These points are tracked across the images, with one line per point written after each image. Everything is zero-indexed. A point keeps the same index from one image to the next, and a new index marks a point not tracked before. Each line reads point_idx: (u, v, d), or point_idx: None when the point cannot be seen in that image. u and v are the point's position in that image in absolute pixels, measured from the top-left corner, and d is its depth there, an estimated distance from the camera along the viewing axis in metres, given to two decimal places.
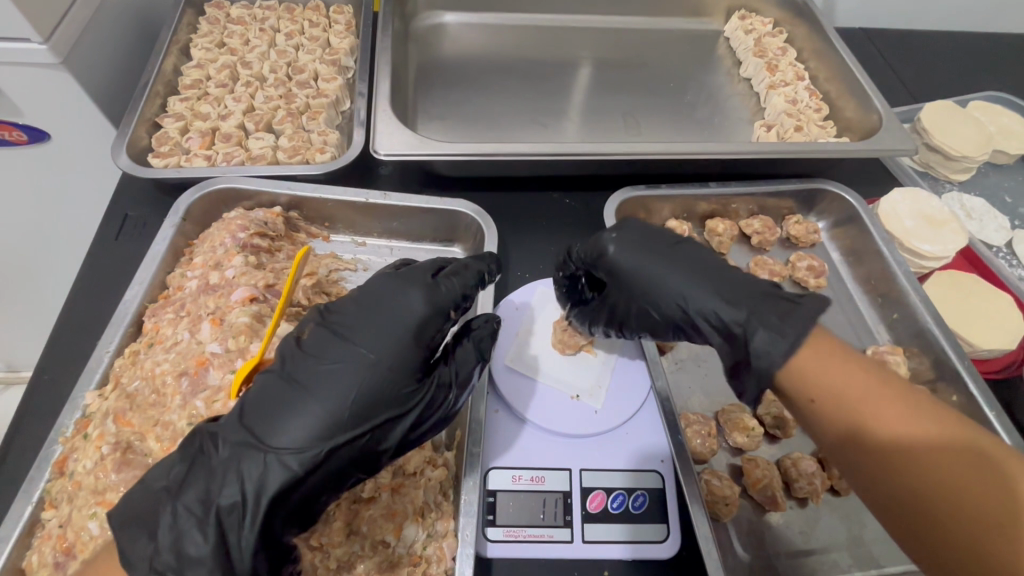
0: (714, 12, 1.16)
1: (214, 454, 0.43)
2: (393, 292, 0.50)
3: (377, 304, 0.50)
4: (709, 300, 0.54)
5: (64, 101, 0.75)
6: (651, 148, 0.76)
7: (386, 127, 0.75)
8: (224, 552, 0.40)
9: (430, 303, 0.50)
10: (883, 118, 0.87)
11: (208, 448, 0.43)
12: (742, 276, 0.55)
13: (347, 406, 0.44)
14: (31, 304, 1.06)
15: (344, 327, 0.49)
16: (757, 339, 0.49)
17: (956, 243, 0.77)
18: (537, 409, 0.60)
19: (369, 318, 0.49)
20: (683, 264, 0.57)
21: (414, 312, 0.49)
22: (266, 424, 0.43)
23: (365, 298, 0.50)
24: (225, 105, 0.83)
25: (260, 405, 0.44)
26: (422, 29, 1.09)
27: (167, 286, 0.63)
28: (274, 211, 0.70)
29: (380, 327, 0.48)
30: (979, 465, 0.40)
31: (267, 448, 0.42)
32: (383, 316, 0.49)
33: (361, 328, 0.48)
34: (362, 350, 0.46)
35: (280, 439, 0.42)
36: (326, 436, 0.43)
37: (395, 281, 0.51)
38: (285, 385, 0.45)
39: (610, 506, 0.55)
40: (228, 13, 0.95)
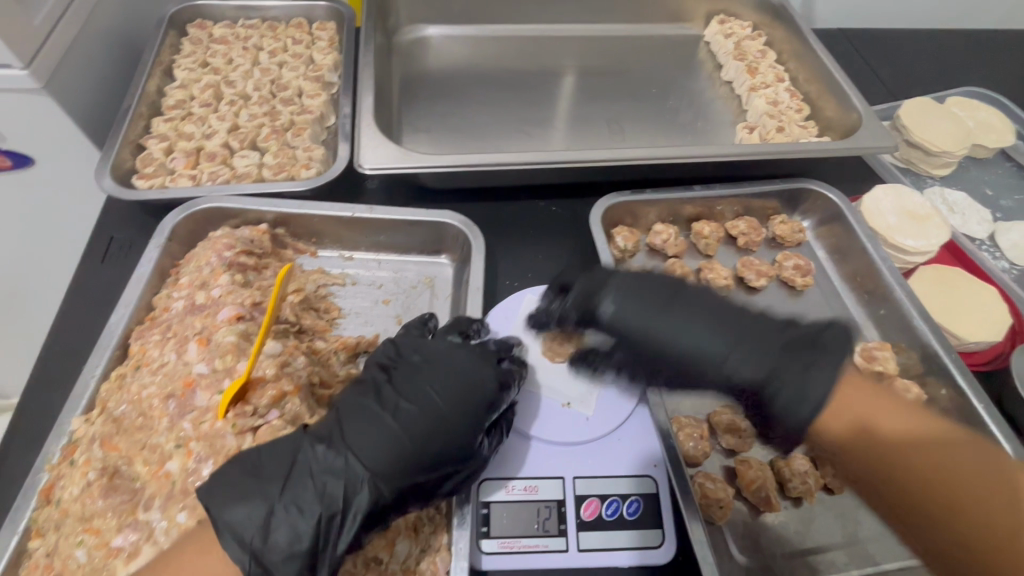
0: (694, 17, 1.18)
1: (316, 462, 0.47)
2: (473, 358, 0.55)
3: (456, 364, 0.55)
4: (730, 360, 0.53)
5: (46, 125, 0.75)
6: (634, 154, 0.77)
7: (370, 140, 0.75)
8: (318, 550, 0.45)
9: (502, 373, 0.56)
10: (862, 116, 0.88)
11: (310, 454, 0.47)
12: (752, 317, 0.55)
13: (428, 452, 0.49)
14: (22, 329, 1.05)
15: (423, 380, 0.53)
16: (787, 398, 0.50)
17: (939, 237, 0.77)
18: (529, 419, 0.61)
19: (445, 377, 0.54)
20: (692, 317, 0.55)
21: (491, 379, 0.54)
22: (362, 450, 0.48)
23: (450, 355, 0.56)
24: (209, 124, 0.83)
25: (356, 430, 0.49)
26: (406, 43, 1.09)
27: (153, 308, 0.63)
28: (260, 228, 0.70)
29: (458, 389, 0.53)
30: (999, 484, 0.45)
31: (365, 471, 0.47)
32: (460, 377, 0.54)
33: (441, 382, 0.53)
34: (441, 405, 0.52)
35: (378, 465, 0.48)
36: (407, 472, 0.48)
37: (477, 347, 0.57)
38: (371, 418, 0.50)
39: (604, 513, 0.55)
40: (210, 33, 0.96)
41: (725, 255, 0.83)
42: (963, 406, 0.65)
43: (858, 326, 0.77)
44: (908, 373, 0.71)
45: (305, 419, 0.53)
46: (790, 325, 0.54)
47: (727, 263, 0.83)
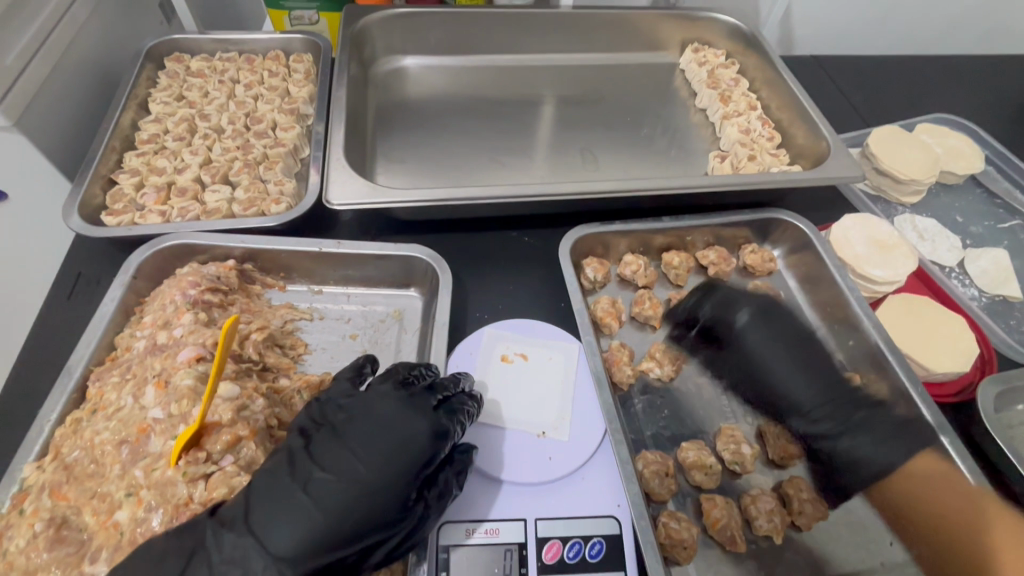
0: (669, 45, 1.19)
1: (215, 549, 0.44)
2: (402, 412, 0.52)
3: (383, 421, 0.51)
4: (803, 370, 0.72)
5: (18, 160, 0.75)
6: (603, 187, 0.78)
7: (340, 176, 0.76)
8: None
9: (437, 428, 0.52)
10: (830, 146, 0.89)
11: (211, 540, 0.44)
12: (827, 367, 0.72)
13: (345, 523, 0.46)
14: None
15: (343, 439, 0.50)
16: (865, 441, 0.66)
17: (907, 266, 0.78)
18: (492, 458, 0.60)
19: (370, 436, 0.50)
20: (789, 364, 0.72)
21: (422, 436, 0.51)
22: (267, 528, 0.45)
23: (375, 411, 0.52)
24: (182, 158, 0.84)
25: (264, 506, 0.46)
26: (383, 74, 1.11)
27: (115, 347, 0.63)
28: (227, 264, 0.70)
29: (383, 449, 0.50)
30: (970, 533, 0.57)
31: (269, 552, 0.44)
32: (384, 436, 0.50)
33: (365, 442, 0.50)
34: (362, 469, 0.48)
35: (283, 544, 0.44)
36: (320, 551, 0.45)
37: (404, 399, 0.53)
38: (276, 495, 0.46)
39: (566, 556, 0.54)
40: (187, 66, 0.97)
41: (696, 284, 0.84)
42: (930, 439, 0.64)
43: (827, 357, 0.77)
44: None
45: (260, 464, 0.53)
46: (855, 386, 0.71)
47: None
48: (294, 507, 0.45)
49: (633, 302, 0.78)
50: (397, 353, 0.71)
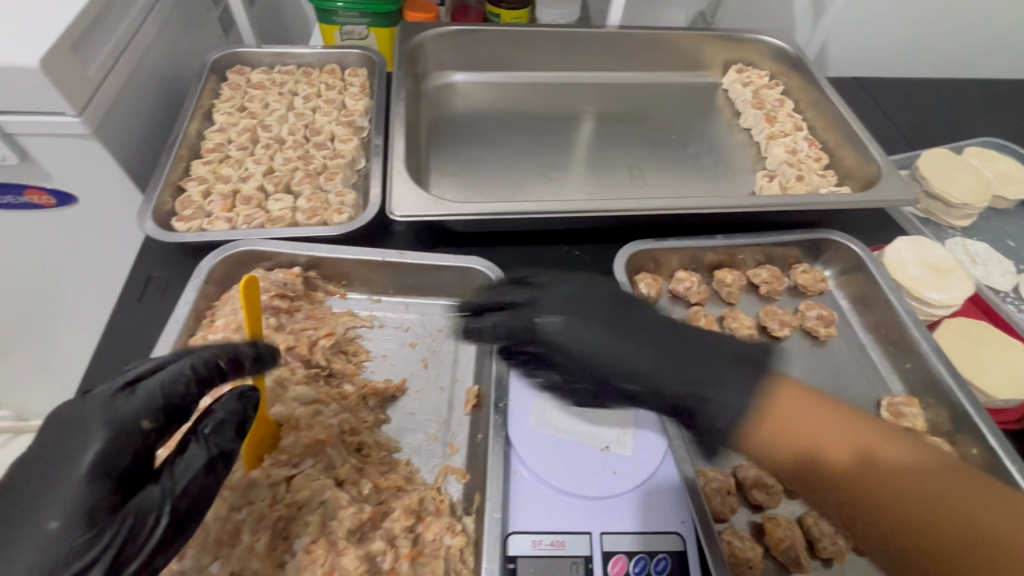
0: (711, 65, 1.20)
1: None
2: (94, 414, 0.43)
3: (49, 441, 0.42)
4: None
5: (94, 166, 0.79)
6: (657, 205, 0.79)
7: (402, 188, 0.78)
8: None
9: (110, 428, 0.42)
10: (882, 168, 0.90)
11: None
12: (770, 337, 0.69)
13: (51, 557, 0.39)
14: (53, 346, 1.09)
15: (43, 459, 0.42)
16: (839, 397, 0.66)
17: (964, 291, 0.78)
18: (556, 470, 0.60)
19: (60, 454, 0.42)
20: None
21: (86, 442, 0.41)
22: None
23: (66, 419, 0.43)
24: (245, 167, 0.87)
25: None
26: (433, 89, 1.13)
27: (189, 349, 0.65)
28: (293, 272, 0.72)
29: (56, 472, 0.41)
30: (912, 482, 0.42)
31: None
32: (57, 452, 0.42)
33: (53, 460, 0.41)
34: (37, 498, 0.40)
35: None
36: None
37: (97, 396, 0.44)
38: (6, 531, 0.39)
39: (632, 571, 0.55)
40: (248, 79, 1.00)
41: (747, 303, 0.84)
42: (994, 465, 0.64)
43: (884, 380, 0.76)
44: (937, 430, 0.71)
45: (337, 467, 0.57)
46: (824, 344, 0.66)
47: (749, 311, 0.83)
48: (38, 544, 0.39)
49: (687, 319, 0.79)
50: (456, 362, 0.72)
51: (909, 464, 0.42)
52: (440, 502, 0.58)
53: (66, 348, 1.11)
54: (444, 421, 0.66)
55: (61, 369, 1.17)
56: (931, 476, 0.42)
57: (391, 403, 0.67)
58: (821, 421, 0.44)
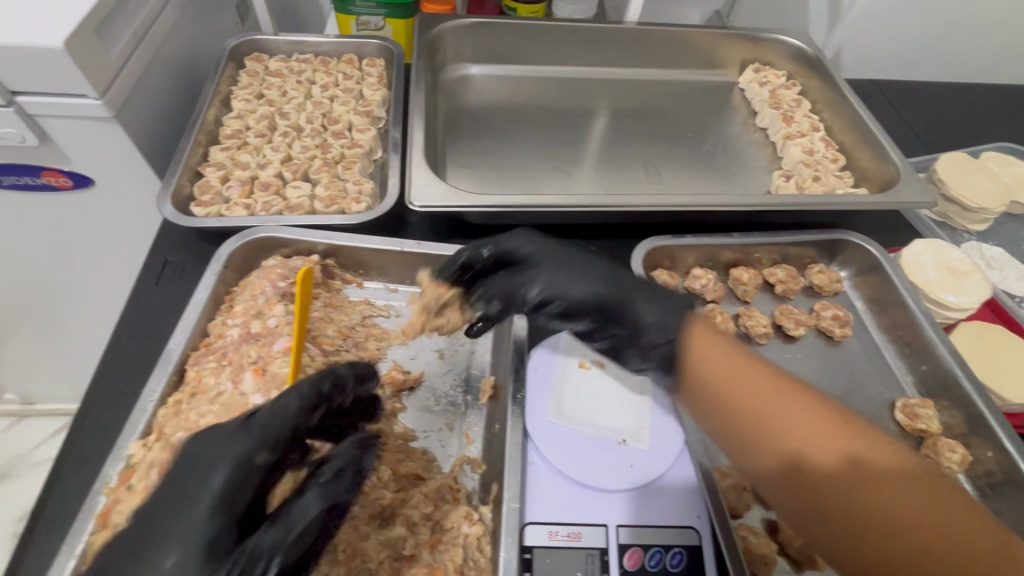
0: (729, 64, 1.20)
1: None
2: (206, 453, 0.45)
3: (202, 460, 0.44)
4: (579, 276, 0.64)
5: (113, 149, 0.79)
6: (676, 201, 0.79)
7: (421, 178, 0.78)
8: None
9: (253, 448, 0.44)
10: (900, 169, 0.89)
11: None
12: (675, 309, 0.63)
13: (184, 575, 0.39)
14: (64, 327, 1.10)
15: (191, 473, 0.44)
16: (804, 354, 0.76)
17: (981, 293, 0.78)
18: (572, 462, 0.60)
19: (205, 471, 0.44)
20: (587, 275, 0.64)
21: (228, 460, 0.44)
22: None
23: (189, 462, 0.45)
24: (263, 154, 0.87)
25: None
26: (449, 81, 1.13)
27: (208, 334, 0.65)
28: (312, 259, 0.72)
29: (202, 487, 0.43)
30: (847, 475, 0.48)
31: None
32: (207, 470, 0.44)
33: (201, 473, 0.44)
34: (183, 512, 0.42)
35: None
36: None
37: (208, 438, 0.46)
38: (159, 536, 0.42)
39: (648, 563, 0.55)
40: (266, 66, 1.00)
41: (762, 302, 0.84)
42: (1009, 469, 0.64)
43: (898, 381, 0.76)
44: (951, 433, 0.71)
45: None
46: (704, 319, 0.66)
47: (764, 310, 0.83)
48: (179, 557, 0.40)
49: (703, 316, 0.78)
50: (471, 353, 0.71)
51: (851, 456, 0.49)
52: (456, 490, 0.58)
53: (77, 330, 1.11)
54: (459, 412, 0.66)
55: (71, 350, 1.17)
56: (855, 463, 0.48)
57: (406, 393, 0.66)
58: (816, 426, 0.51)
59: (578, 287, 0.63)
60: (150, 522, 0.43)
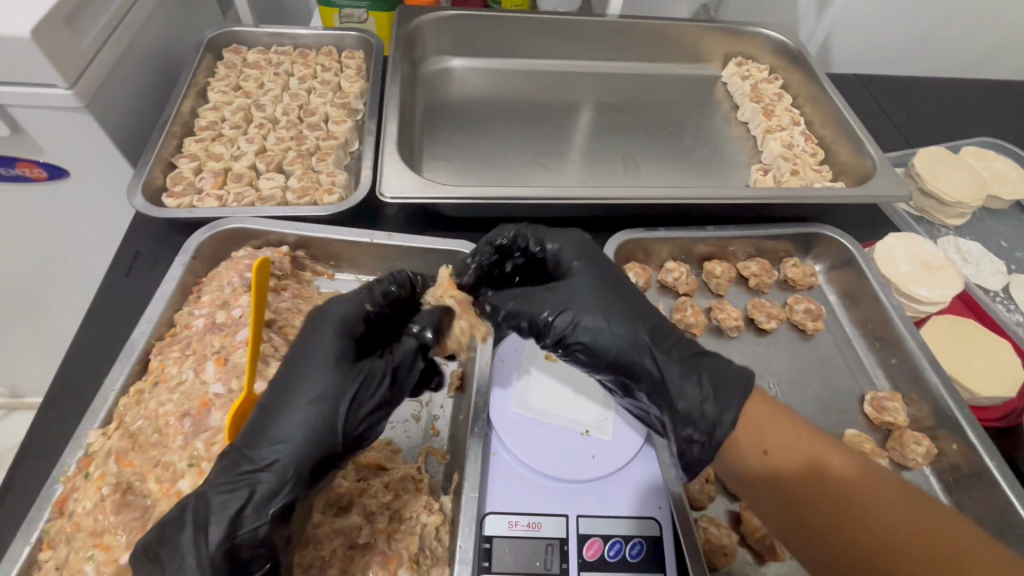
0: (712, 58, 1.20)
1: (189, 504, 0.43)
2: (324, 317, 0.52)
3: (304, 337, 0.51)
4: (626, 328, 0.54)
5: (85, 140, 0.78)
6: (649, 194, 0.78)
7: (393, 170, 0.78)
8: None
9: (352, 313, 0.53)
10: (877, 163, 0.89)
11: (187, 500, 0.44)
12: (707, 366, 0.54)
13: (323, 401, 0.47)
14: (42, 319, 1.09)
15: (294, 349, 0.50)
16: (691, 387, 0.52)
17: (953, 289, 0.78)
18: (534, 452, 0.60)
19: (312, 338, 0.51)
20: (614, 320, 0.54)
21: (331, 321, 0.52)
22: (250, 444, 0.45)
23: (308, 326, 0.52)
24: (238, 146, 0.87)
25: (248, 431, 0.46)
26: (430, 74, 1.13)
27: (174, 324, 0.65)
28: (281, 250, 0.72)
29: (313, 348, 0.50)
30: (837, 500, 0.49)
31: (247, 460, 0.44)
32: (313, 338, 0.50)
33: (305, 344, 0.50)
34: (300, 370, 0.48)
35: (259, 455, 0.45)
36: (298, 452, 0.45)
37: (320, 310, 0.53)
38: (275, 401, 0.47)
39: (607, 554, 0.55)
40: (244, 58, 1.00)
41: (736, 295, 0.84)
42: (973, 462, 0.64)
43: (868, 374, 0.77)
44: (919, 426, 0.71)
45: None
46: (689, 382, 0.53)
47: (737, 303, 0.83)
48: (307, 398, 0.47)
49: (675, 309, 0.78)
50: None
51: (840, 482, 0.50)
52: (419, 481, 0.57)
53: (57, 322, 1.11)
54: (425, 402, 0.66)
55: (52, 343, 1.17)
56: (867, 487, 0.49)
57: None
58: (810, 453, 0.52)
59: (610, 339, 0.53)
60: (264, 398, 0.48)
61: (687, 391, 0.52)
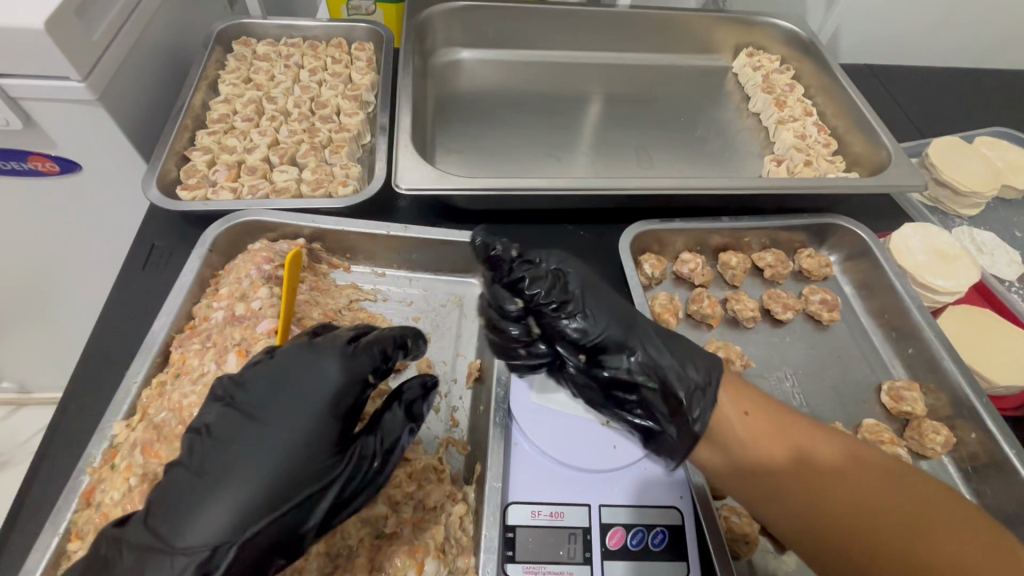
0: (722, 48, 1.19)
1: (119, 561, 0.41)
2: (305, 364, 0.49)
3: (273, 391, 0.48)
4: (611, 320, 0.56)
5: (97, 132, 0.78)
6: (666, 184, 0.78)
7: (408, 162, 0.77)
8: None
9: (347, 373, 0.49)
10: (891, 154, 0.89)
11: (115, 554, 0.41)
12: (691, 354, 0.55)
13: (284, 469, 0.44)
14: (53, 315, 1.09)
15: (255, 409, 0.47)
16: (681, 375, 0.54)
17: (969, 278, 0.78)
18: (555, 442, 0.60)
19: (280, 389, 0.48)
20: (601, 310, 0.56)
21: (329, 385, 0.48)
22: (175, 520, 0.41)
23: (279, 374, 0.48)
24: (250, 139, 0.86)
25: (167, 500, 0.42)
26: (439, 65, 1.12)
27: (193, 317, 0.64)
28: (298, 243, 0.72)
29: (286, 415, 0.46)
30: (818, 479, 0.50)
31: (174, 545, 0.40)
32: (282, 400, 0.47)
33: (271, 409, 0.47)
34: (261, 443, 0.45)
35: (190, 531, 0.41)
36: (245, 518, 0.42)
37: (308, 353, 0.49)
38: (213, 479, 0.43)
39: (630, 543, 0.56)
40: (254, 50, 0.99)
41: (751, 286, 0.84)
42: (993, 451, 0.64)
43: (885, 364, 0.77)
44: (936, 415, 0.71)
45: None
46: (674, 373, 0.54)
47: (753, 294, 0.83)
48: (258, 458, 0.44)
49: (691, 300, 0.78)
50: (457, 338, 0.73)
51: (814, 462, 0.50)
52: (441, 471, 0.58)
53: (71, 318, 1.11)
54: (444, 393, 0.66)
55: (66, 339, 1.17)
56: (850, 471, 0.50)
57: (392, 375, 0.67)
58: (782, 435, 0.52)
59: (600, 320, 0.55)
60: (201, 464, 0.44)
61: (671, 366, 0.54)
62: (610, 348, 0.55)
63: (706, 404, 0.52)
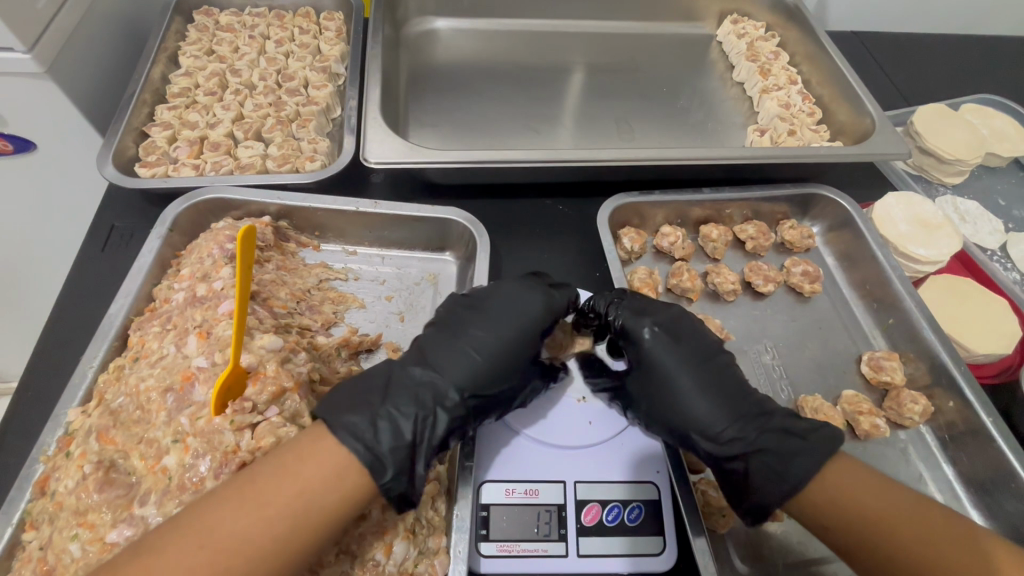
0: (706, 16, 1.16)
1: (409, 379, 0.53)
2: (522, 288, 0.61)
3: (505, 303, 0.59)
4: (692, 393, 0.56)
5: (49, 108, 0.74)
6: (647, 154, 0.75)
7: (376, 134, 0.74)
8: None
9: (548, 306, 0.60)
10: (876, 121, 0.87)
11: (403, 374, 0.53)
12: (789, 436, 0.53)
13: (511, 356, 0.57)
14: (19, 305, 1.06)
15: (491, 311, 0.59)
16: (769, 458, 0.52)
17: (949, 246, 0.77)
18: (531, 420, 0.60)
19: (513, 299, 0.60)
20: (686, 380, 0.57)
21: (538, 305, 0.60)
22: (443, 367, 0.54)
23: (502, 291, 0.60)
24: (213, 113, 0.83)
25: (434, 355, 0.55)
26: (413, 35, 1.08)
27: (153, 299, 0.62)
28: (263, 220, 0.69)
29: (514, 319, 0.58)
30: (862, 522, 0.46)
31: (443, 383, 0.53)
32: (515, 313, 0.59)
33: (501, 317, 0.58)
34: (499, 334, 0.57)
35: (454, 378, 0.54)
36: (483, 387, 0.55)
37: (521, 285, 0.61)
38: (465, 353, 0.56)
39: (605, 519, 0.55)
40: (217, 21, 0.94)
41: (733, 259, 0.83)
42: (970, 419, 0.64)
43: (866, 335, 0.76)
44: (915, 385, 0.71)
45: (304, 416, 0.53)
46: (765, 454, 0.52)
47: (733, 266, 0.82)
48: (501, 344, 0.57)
49: (670, 274, 0.77)
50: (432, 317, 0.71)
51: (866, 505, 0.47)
52: None
53: (38, 306, 1.08)
54: None
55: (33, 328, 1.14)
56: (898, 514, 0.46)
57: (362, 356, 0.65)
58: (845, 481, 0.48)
59: (679, 392, 0.57)
60: (453, 336, 0.57)
61: (758, 458, 0.53)
62: (677, 422, 0.56)
63: (796, 476, 0.50)
